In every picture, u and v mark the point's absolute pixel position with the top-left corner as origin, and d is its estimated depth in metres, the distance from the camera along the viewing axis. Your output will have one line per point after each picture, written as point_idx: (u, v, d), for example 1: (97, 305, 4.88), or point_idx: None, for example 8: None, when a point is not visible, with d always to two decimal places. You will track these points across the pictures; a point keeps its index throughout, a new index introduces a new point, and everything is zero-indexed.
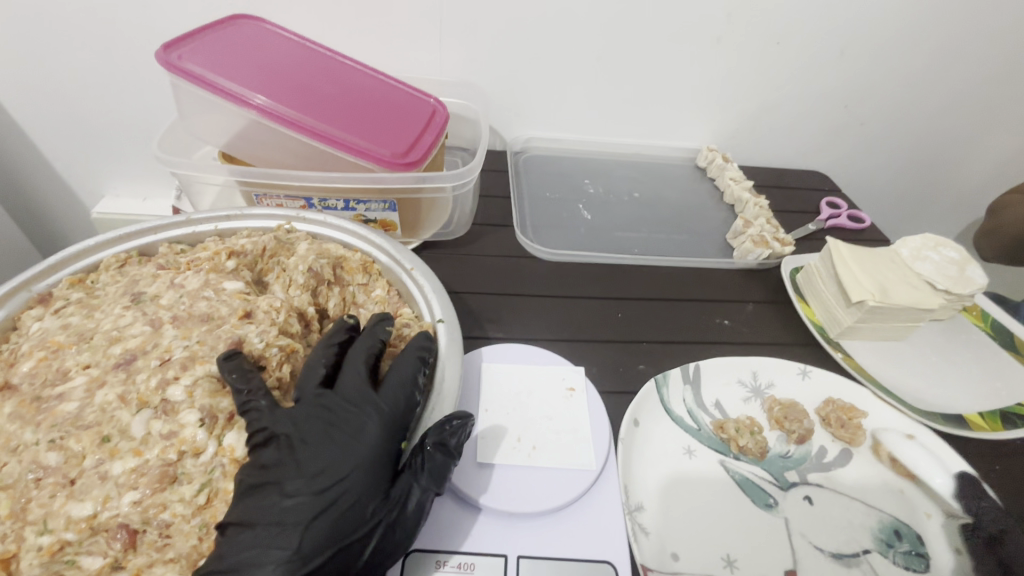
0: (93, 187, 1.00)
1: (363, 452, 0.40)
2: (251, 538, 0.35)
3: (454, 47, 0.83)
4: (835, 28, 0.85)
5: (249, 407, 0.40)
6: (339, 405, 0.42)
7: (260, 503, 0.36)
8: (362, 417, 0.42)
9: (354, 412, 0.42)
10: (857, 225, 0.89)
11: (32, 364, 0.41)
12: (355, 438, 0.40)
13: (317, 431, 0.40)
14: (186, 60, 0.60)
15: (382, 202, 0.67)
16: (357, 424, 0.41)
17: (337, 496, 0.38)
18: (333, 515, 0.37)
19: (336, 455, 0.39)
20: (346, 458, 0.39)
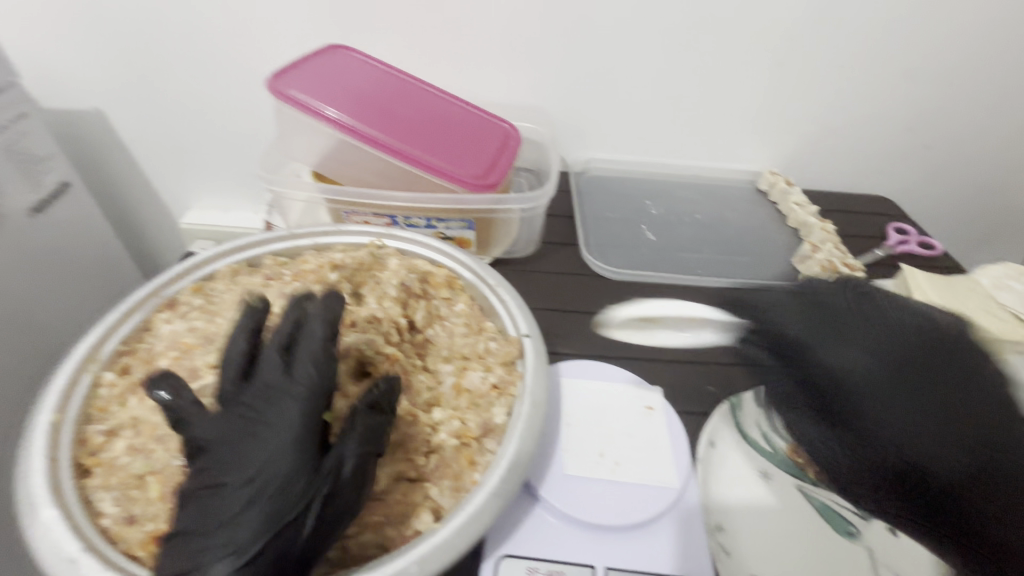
0: (181, 201, 1.07)
1: (270, 455, 0.36)
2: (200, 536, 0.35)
3: (524, 73, 0.87)
4: (904, 51, 0.85)
5: (180, 416, 0.39)
6: (278, 398, 0.39)
7: (205, 502, 0.36)
8: (286, 414, 0.38)
9: (290, 406, 0.38)
10: (928, 252, 0.87)
11: (168, 362, 0.46)
12: (270, 438, 0.37)
13: (238, 424, 0.38)
14: (291, 87, 0.66)
15: (461, 221, 0.71)
16: (277, 408, 0.38)
17: (244, 506, 0.35)
18: (239, 526, 0.34)
19: (256, 457, 0.36)
20: (257, 459, 0.36)
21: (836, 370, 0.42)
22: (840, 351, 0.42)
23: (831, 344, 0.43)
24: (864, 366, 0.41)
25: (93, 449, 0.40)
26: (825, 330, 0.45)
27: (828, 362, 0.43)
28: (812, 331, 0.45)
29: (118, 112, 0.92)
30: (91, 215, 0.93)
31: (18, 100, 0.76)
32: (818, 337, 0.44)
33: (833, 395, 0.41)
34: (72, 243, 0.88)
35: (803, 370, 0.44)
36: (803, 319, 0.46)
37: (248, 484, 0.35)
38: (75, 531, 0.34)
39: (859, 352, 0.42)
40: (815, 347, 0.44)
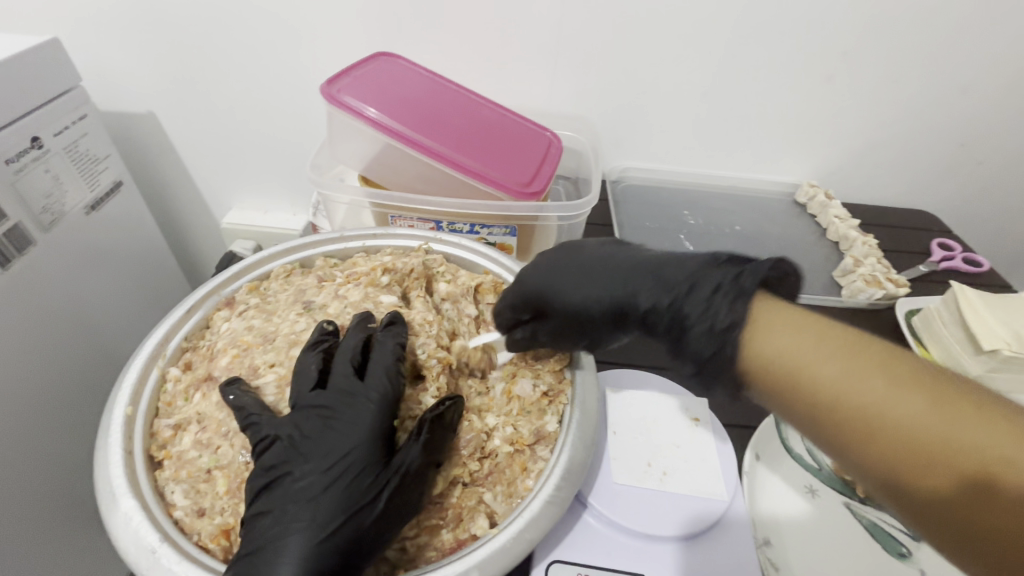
0: (224, 201, 1.10)
1: (340, 458, 0.38)
2: (275, 517, 0.37)
3: (565, 82, 0.87)
4: (953, 65, 0.84)
5: (251, 421, 0.40)
6: (345, 404, 0.41)
7: (284, 489, 0.38)
8: (355, 421, 0.40)
9: (359, 413, 0.40)
10: (973, 268, 0.85)
11: (229, 359, 0.47)
12: (339, 443, 0.39)
13: (315, 424, 0.40)
14: (344, 93, 0.68)
15: (504, 227, 0.71)
16: (354, 412, 0.40)
17: (315, 506, 0.37)
18: (309, 521, 0.37)
19: (326, 460, 0.39)
20: (327, 461, 0.39)
21: (574, 301, 0.48)
22: (581, 289, 0.48)
23: (564, 282, 0.49)
24: (590, 303, 0.47)
25: (163, 442, 0.42)
26: (563, 275, 0.49)
27: (573, 301, 0.48)
28: (586, 278, 0.48)
29: (169, 115, 0.95)
30: (141, 214, 0.96)
31: (80, 104, 0.79)
32: (564, 285, 0.49)
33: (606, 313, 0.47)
34: (123, 242, 0.91)
35: (572, 316, 0.48)
36: (572, 276, 0.49)
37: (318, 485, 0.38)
38: (151, 521, 0.35)
39: (622, 274, 0.46)
40: (570, 286, 0.48)
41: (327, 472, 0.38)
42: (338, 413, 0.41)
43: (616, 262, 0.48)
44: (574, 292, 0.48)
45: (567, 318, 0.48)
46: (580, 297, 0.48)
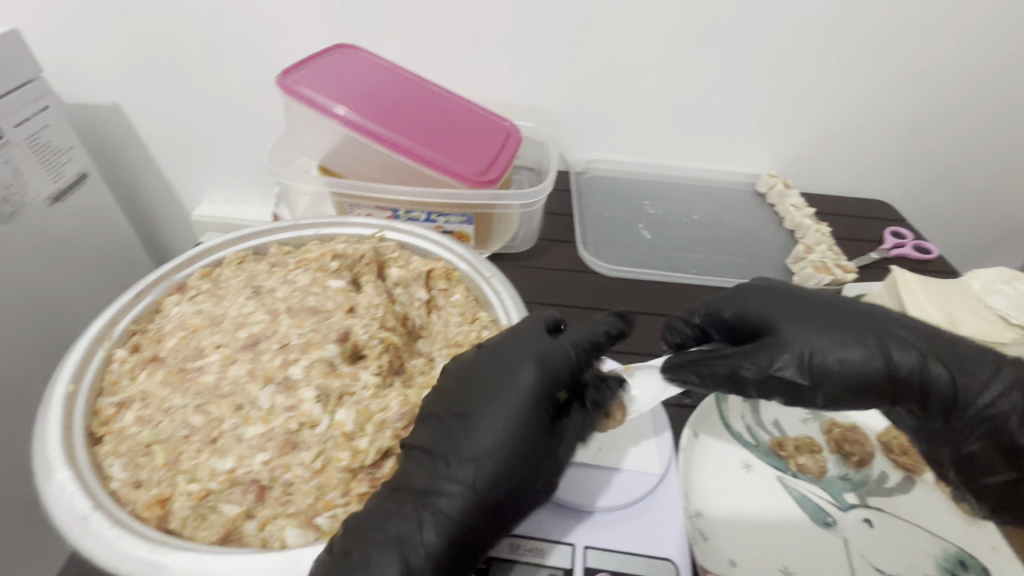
0: (195, 193, 1.11)
1: (498, 471, 0.40)
2: (376, 517, 0.39)
3: (527, 74, 0.89)
4: (902, 58, 0.86)
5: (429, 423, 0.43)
6: (496, 408, 0.42)
7: (409, 483, 0.40)
8: (497, 429, 0.42)
9: (515, 417, 0.42)
10: (922, 255, 0.87)
11: (176, 341, 0.48)
12: (476, 455, 0.41)
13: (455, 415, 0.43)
14: (301, 84, 0.69)
15: (460, 216, 0.73)
16: (503, 394, 0.43)
17: (427, 521, 0.39)
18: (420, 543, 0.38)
19: (428, 474, 0.40)
20: (461, 476, 0.40)
21: (817, 348, 0.47)
22: (825, 335, 0.48)
23: (805, 325, 0.48)
24: (841, 358, 0.47)
25: (105, 419, 0.43)
26: (806, 317, 0.49)
27: (817, 347, 0.47)
28: (833, 327, 0.48)
29: (136, 107, 0.96)
30: (108, 207, 0.96)
31: (42, 95, 0.79)
32: (805, 324, 0.48)
33: (848, 384, 0.46)
34: (88, 235, 0.92)
35: (803, 353, 0.47)
36: (813, 319, 0.49)
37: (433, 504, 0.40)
38: (85, 491, 0.37)
39: (896, 351, 0.47)
40: (811, 327, 0.48)
41: (428, 487, 0.40)
42: (454, 424, 0.42)
43: (873, 325, 0.49)
44: (816, 336, 0.48)
45: (787, 352, 0.47)
46: (825, 345, 0.47)
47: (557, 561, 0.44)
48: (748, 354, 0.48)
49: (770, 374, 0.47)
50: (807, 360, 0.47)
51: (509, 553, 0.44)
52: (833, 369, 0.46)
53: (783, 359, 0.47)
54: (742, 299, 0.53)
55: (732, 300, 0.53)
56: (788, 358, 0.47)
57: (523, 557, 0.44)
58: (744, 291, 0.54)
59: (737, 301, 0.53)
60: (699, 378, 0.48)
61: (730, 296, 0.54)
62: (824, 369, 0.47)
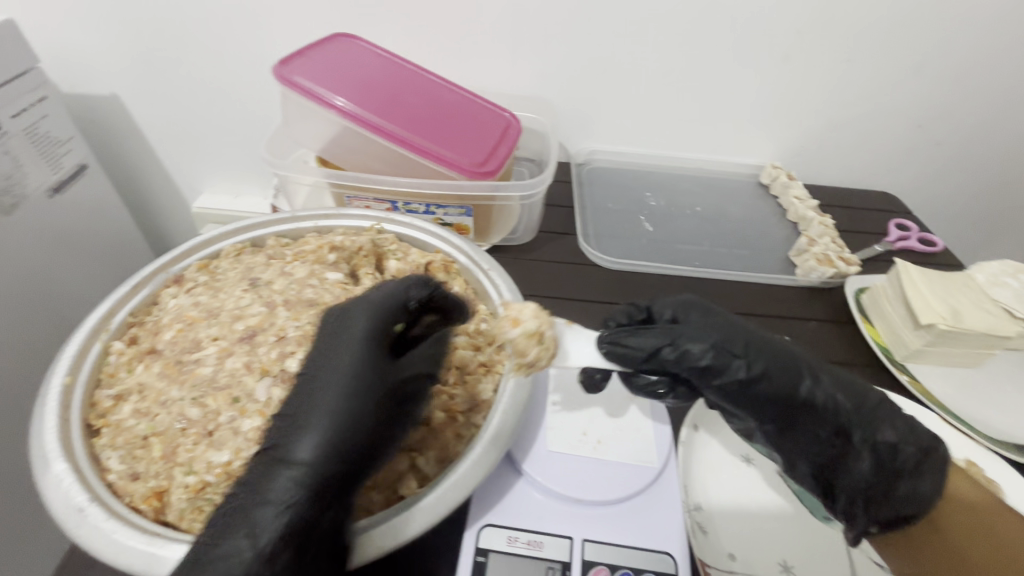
0: (196, 185, 1.10)
1: (345, 437, 0.37)
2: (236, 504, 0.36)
3: (527, 63, 0.88)
4: (908, 46, 0.85)
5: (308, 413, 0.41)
6: (341, 371, 0.40)
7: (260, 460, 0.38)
8: (332, 390, 0.39)
9: (354, 376, 0.39)
10: (928, 248, 0.86)
11: (173, 334, 0.48)
12: (320, 421, 0.37)
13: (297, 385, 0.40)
14: (297, 74, 0.68)
15: (459, 208, 0.72)
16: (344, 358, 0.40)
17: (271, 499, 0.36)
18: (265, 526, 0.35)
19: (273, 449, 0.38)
20: (303, 444, 0.37)
21: (756, 342, 0.45)
22: (754, 334, 0.46)
23: (741, 322, 0.47)
24: (776, 360, 0.45)
25: (102, 412, 0.43)
26: (738, 320, 0.48)
27: (755, 340, 0.45)
28: (754, 330, 0.47)
29: (134, 97, 0.95)
30: (108, 199, 0.96)
31: (40, 86, 0.79)
32: (738, 322, 0.47)
33: (780, 387, 0.44)
34: (89, 227, 0.92)
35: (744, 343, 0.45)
36: (744, 324, 0.47)
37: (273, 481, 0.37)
38: (82, 483, 0.37)
39: (819, 366, 0.47)
40: (748, 326, 0.47)
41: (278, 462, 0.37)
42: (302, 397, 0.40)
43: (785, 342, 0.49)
44: (749, 332, 0.46)
45: (727, 340, 0.45)
46: (764, 342, 0.45)
47: (556, 554, 0.44)
48: (692, 332, 0.45)
49: (711, 354, 0.44)
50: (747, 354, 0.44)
51: (507, 546, 0.45)
52: (769, 367, 0.44)
53: (730, 344, 0.45)
54: (681, 300, 0.50)
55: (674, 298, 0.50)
56: (729, 345, 0.45)
57: (521, 550, 0.44)
58: (684, 295, 0.51)
59: (681, 299, 0.50)
60: (644, 346, 0.45)
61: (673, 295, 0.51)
62: (762, 363, 0.44)
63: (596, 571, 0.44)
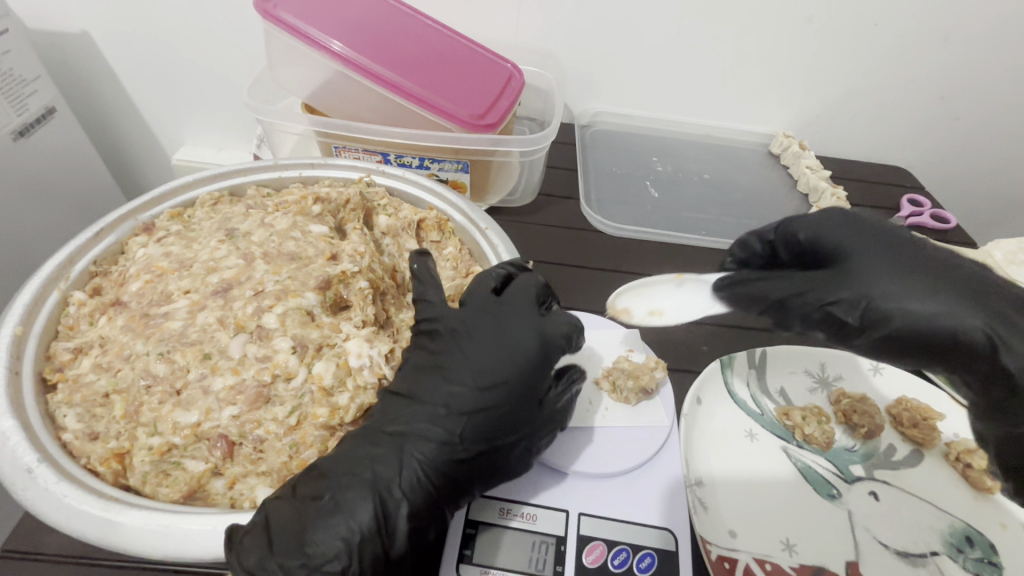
0: (176, 136, 1.04)
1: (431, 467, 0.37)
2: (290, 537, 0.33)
3: (533, 13, 0.81)
4: (940, 9, 0.79)
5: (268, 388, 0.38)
6: (484, 377, 0.40)
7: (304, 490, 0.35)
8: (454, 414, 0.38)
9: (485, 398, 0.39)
10: (941, 225, 0.83)
11: (140, 285, 0.43)
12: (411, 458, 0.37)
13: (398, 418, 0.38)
14: (281, 8, 0.62)
15: (456, 162, 0.68)
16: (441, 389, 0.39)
17: (355, 500, 0.34)
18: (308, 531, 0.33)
19: (385, 448, 0.36)
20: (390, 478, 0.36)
21: (878, 296, 0.39)
22: (888, 282, 0.39)
23: (879, 260, 0.41)
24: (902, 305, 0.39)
25: (60, 366, 0.39)
26: (879, 258, 0.41)
27: (878, 292, 0.39)
28: (889, 273, 0.40)
29: (107, 39, 0.88)
30: (80, 147, 0.90)
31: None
32: (872, 267, 0.40)
33: (908, 333, 0.38)
34: (60, 177, 0.87)
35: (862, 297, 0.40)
36: (883, 266, 0.40)
37: (391, 473, 0.36)
38: (32, 442, 0.33)
39: (964, 300, 0.38)
40: (883, 268, 0.40)
41: (361, 455, 0.36)
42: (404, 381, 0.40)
43: (936, 274, 0.40)
44: (879, 280, 0.40)
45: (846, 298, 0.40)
46: (893, 294, 0.39)
47: (550, 528, 0.42)
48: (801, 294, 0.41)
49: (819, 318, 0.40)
50: (863, 306, 0.39)
51: (499, 519, 0.42)
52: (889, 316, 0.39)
53: (847, 300, 0.40)
54: (822, 238, 0.44)
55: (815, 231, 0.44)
56: (845, 302, 0.40)
57: (514, 522, 0.42)
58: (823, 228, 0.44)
59: (827, 232, 0.44)
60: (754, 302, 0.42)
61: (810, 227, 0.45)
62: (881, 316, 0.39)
63: (592, 546, 0.42)
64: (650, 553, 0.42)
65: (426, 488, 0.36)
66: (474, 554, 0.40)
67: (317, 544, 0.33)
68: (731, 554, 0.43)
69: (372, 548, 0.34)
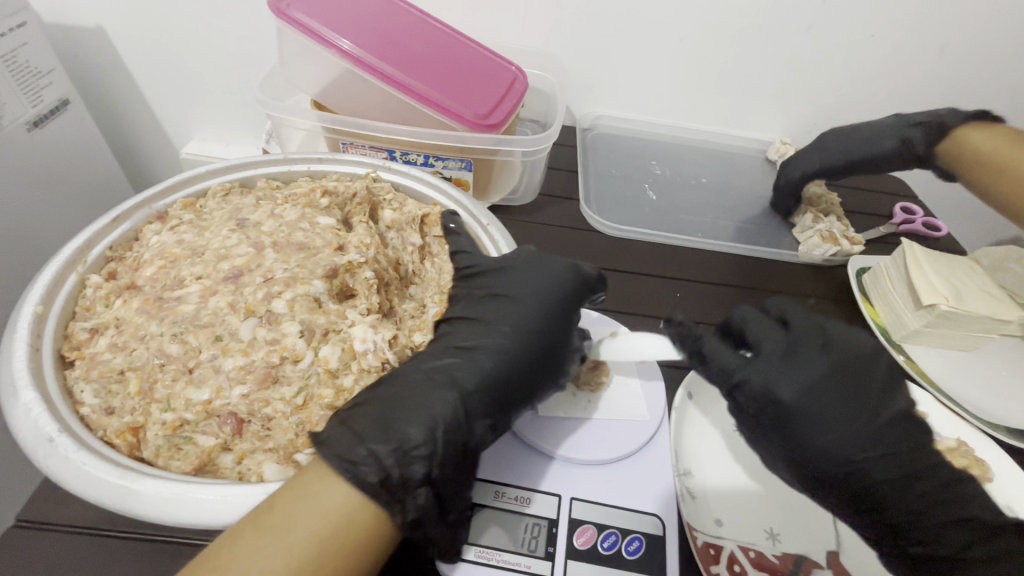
0: (184, 130, 1.06)
1: (481, 393, 0.42)
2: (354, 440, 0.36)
3: (538, 17, 0.83)
4: (932, 22, 0.81)
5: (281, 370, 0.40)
6: (523, 321, 0.46)
7: (368, 412, 0.38)
8: (499, 352, 0.44)
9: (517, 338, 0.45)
10: (932, 232, 0.85)
11: (154, 270, 0.45)
12: (469, 379, 0.42)
13: (452, 355, 0.43)
14: (294, 8, 0.64)
15: (459, 160, 0.70)
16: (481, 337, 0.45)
17: (431, 403, 0.39)
18: (396, 424, 0.37)
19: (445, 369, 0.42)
20: (448, 397, 0.40)
21: (814, 444, 0.40)
22: (831, 431, 0.40)
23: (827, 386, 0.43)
24: (882, 471, 0.40)
25: (77, 344, 0.41)
26: (822, 410, 0.40)
27: (841, 451, 0.40)
28: (860, 430, 0.40)
29: (121, 34, 0.90)
30: (90, 137, 0.92)
31: (18, 10, 0.74)
32: (811, 415, 0.40)
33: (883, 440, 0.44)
34: (71, 167, 0.88)
35: (844, 450, 0.40)
36: (825, 417, 0.40)
37: (444, 400, 0.39)
38: (52, 414, 0.35)
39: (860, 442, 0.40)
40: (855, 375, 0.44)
41: (440, 365, 0.42)
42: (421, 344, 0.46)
43: (886, 417, 0.41)
44: (823, 430, 0.40)
45: (782, 450, 0.42)
46: (828, 438, 0.40)
47: (543, 512, 0.44)
48: (747, 424, 0.44)
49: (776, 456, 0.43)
50: None
51: (494, 501, 0.44)
52: (863, 477, 0.40)
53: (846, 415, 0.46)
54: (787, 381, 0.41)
55: (772, 383, 0.41)
56: (794, 454, 0.41)
57: (507, 505, 0.44)
58: (770, 353, 0.43)
59: (775, 372, 0.41)
60: None
61: (775, 356, 0.42)
62: (839, 472, 0.40)
63: (583, 529, 0.43)
64: (638, 537, 0.43)
65: (491, 392, 0.42)
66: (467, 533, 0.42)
67: (401, 434, 0.37)
68: (717, 541, 0.44)
69: (440, 439, 0.38)
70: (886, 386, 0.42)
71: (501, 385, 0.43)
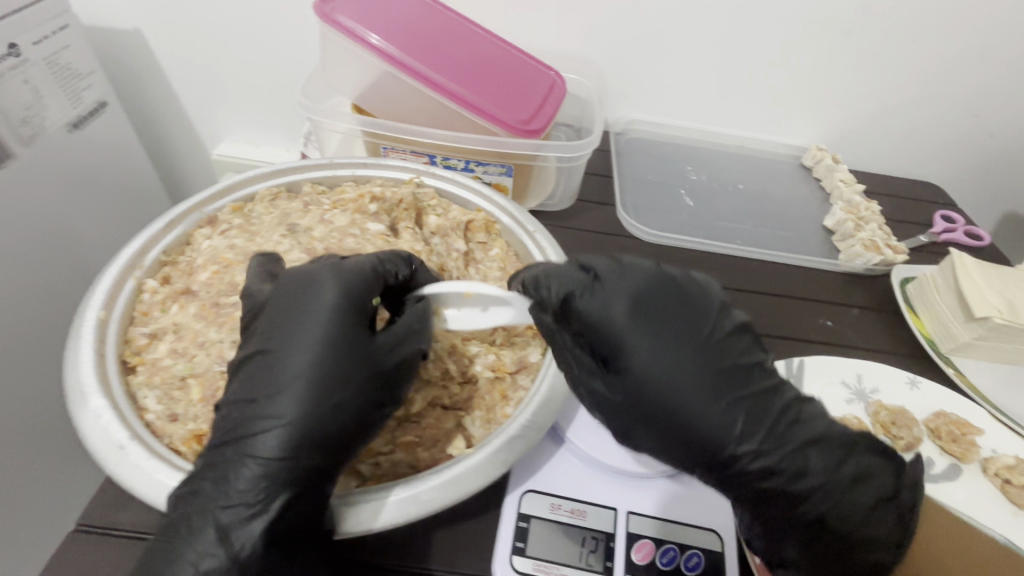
0: (215, 132, 1.07)
1: (267, 493, 0.34)
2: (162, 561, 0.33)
3: (574, 21, 0.83)
4: (977, 27, 0.80)
5: None
6: (281, 382, 0.36)
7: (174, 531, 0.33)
8: (275, 434, 0.34)
9: (292, 410, 0.35)
10: (974, 242, 0.83)
11: (208, 275, 0.45)
12: (247, 476, 0.34)
13: (230, 435, 0.35)
14: (339, 12, 0.64)
15: (500, 166, 0.69)
16: (252, 411, 0.35)
17: (215, 515, 0.34)
18: (190, 543, 0.33)
19: (227, 462, 0.34)
20: (231, 501, 0.34)
21: (693, 418, 0.37)
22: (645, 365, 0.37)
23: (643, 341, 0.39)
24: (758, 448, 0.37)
25: (137, 349, 0.41)
26: (653, 340, 0.37)
27: (713, 425, 0.37)
28: (689, 370, 0.37)
29: (158, 37, 0.90)
30: (125, 139, 0.93)
31: (61, 13, 0.75)
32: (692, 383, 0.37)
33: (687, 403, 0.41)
34: (108, 168, 0.89)
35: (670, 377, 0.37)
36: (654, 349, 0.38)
37: (233, 504, 0.34)
38: (120, 421, 0.35)
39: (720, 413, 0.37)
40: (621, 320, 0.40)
41: (222, 457, 0.35)
42: (228, 408, 0.36)
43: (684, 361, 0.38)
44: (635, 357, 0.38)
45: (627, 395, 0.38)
46: (657, 370, 0.37)
47: (600, 525, 0.43)
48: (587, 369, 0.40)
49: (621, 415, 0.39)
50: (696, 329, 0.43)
51: (550, 513, 0.44)
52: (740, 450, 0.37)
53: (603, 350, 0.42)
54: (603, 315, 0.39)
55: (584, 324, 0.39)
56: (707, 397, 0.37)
57: (563, 517, 0.44)
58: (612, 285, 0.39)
59: (613, 291, 0.39)
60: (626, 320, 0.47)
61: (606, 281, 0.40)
62: (735, 421, 0.37)
63: (640, 544, 0.43)
64: (697, 553, 0.43)
65: (282, 489, 0.34)
66: (525, 545, 0.42)
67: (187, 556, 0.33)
68: None
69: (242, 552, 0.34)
70: (731, 330, 0.40)
71: (295, 473, 0.35)
